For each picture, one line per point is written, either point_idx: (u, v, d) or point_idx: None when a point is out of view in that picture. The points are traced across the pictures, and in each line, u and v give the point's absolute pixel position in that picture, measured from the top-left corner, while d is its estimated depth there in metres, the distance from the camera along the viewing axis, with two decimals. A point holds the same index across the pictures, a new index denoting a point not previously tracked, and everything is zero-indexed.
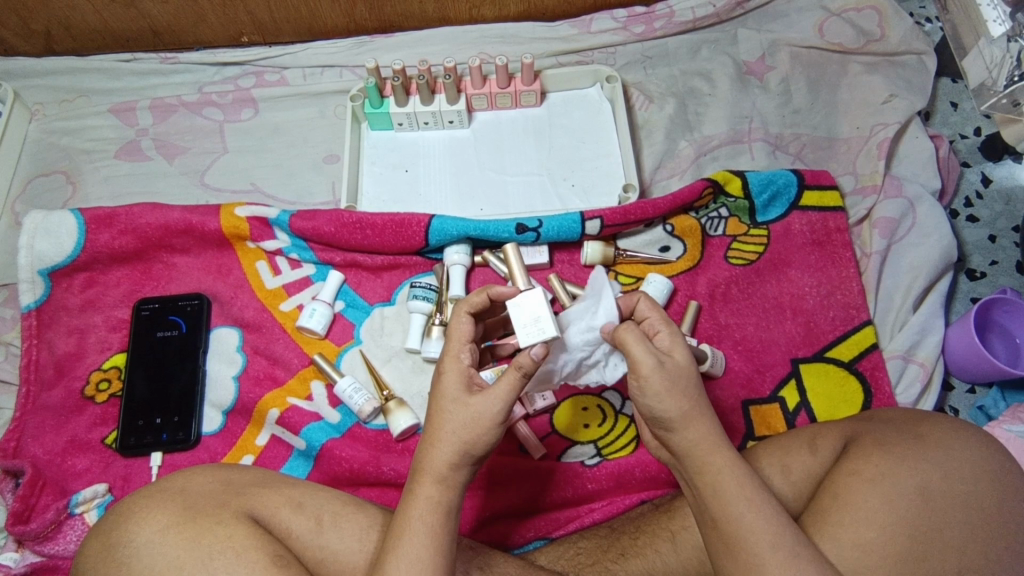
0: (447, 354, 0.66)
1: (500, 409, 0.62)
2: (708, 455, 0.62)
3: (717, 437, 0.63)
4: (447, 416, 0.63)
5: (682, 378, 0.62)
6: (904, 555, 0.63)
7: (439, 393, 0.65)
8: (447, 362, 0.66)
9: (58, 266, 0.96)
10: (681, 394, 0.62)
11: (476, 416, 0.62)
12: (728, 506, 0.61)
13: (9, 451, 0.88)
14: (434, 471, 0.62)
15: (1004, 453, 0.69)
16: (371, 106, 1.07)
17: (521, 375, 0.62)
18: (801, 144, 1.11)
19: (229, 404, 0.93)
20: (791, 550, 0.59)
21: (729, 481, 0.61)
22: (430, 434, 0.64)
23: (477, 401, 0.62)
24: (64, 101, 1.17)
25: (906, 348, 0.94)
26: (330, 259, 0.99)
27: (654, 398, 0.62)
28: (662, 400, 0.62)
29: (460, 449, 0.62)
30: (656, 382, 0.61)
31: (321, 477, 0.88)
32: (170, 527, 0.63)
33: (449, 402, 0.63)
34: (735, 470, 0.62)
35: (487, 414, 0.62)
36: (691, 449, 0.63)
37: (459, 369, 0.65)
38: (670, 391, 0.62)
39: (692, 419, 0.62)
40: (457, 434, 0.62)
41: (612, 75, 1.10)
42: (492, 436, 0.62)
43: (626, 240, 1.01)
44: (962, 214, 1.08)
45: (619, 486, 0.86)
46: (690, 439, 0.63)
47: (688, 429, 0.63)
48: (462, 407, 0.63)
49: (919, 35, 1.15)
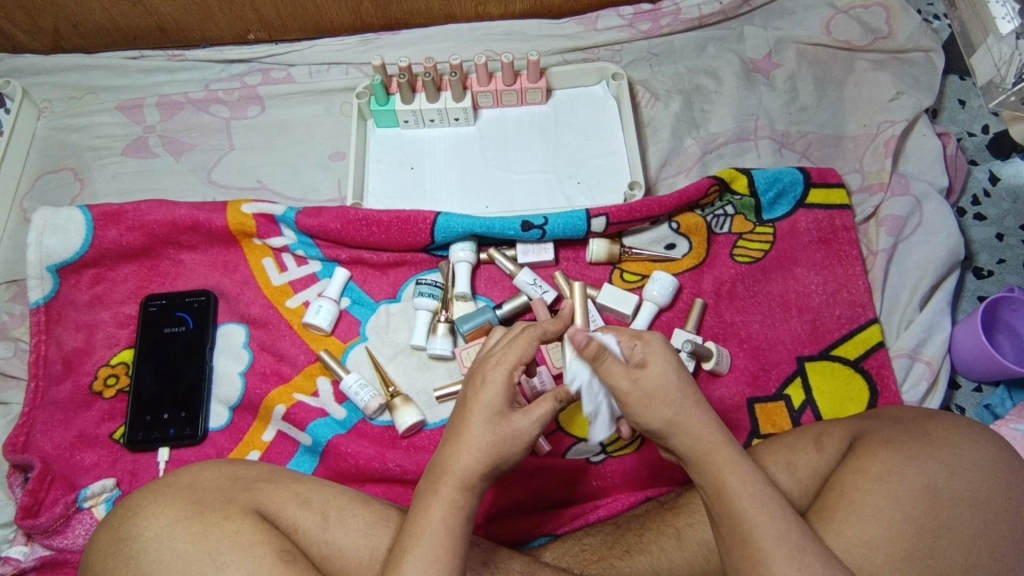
0: (500, 364, 0.66)
1: (535, 433, 0.65)
2: (709, 454, 0.62)
3: (715, 435, 0.63)
4: (485, 429, 0.64)
5: (662, 391, 0.63)
6: (911, 554, 0.63)
7: (479, 399, 0.65)
8: (498, 371, 0.65)
9: (66, 263, 0.97)
10: (664, 404, 0.63)
11: (514, 433, 0.64)
12: (732, 503, 0.61)
13: (17, 446, 0.89)
14: (461, 477, 0.62)
15: (1010, 451, 0.69)
16: (377, 104, 1.07)
17: (557, 404, 0.66)
18: (808, 142, 1.11)
19: (236, 400, 0.93)
20: (796, 545, 0.59)
21: (732, 479, 0.61)
22: (462, 437, 0.64)
23: (517, 419, 0.65)
24: (73, 98, 1.18)
25: (913, 346, 0.94)
26: (336, 257, 1.00)
27: (638, 413, 0.64)
28: (645, 415, 0.63)
29: (491, 461, 0.63)
30: (635, 401, 0.63)
31: (327, 473, 0.89)
32: (178, 522, 0.63)
33: (489, 412, 0.64)
34: (736, 467, 0.62)
35: (526, 434, 0.64)
36: (693, 448, 0.63)
37: (508, 382, 0.65)
38: (653, 406, 0.63)
39: (686, 422, 0.63)
40: (494, 446, 0.63)
41: (618, 73, 1.10)
42: (519, 454, 0.65)
43: (632, 238, 1.01)
44: (969, 212, 1.08)
45: (625, 483, 0.88)
46: (690, 440, 0.63)
47: (683, 432, 0.63)
48: (502, 421, 0.64)
49: (927, 32, 1.14)
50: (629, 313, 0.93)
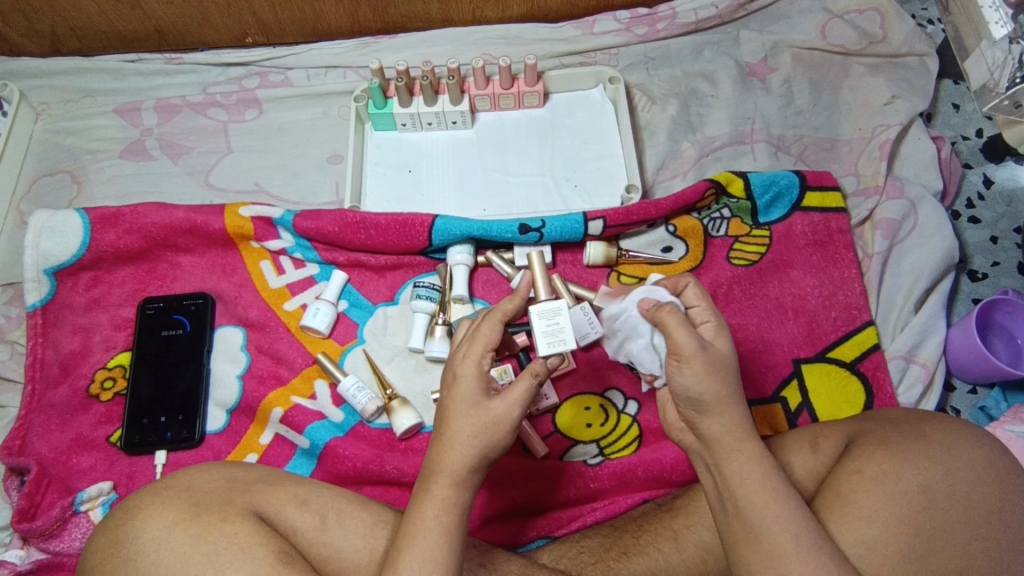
0: (467, 358, 0.66)
1: (518, 414, 0.64)
2: (739, 443, 0.63)
3: (746, 425, 0.63)
4: (464, 421, 0.64)
5: (723, 365, 0.63)
6: (907, 555, 0.64)
7: (456, 395, 0.65)
8: (466, 364, 0.66)
9: (63, 265, 0.97)
10: (721, 380, 0.62)
11: (495, 420, 0.63)
12: (753, 496, 0.61)
13: (14, 449, 0.89)
14: (451, 473, 0.63)
15: (1005, 452, 0.69)
16: (375, 107, 1.08)
17: (536, 379, 0.64)
18: (803, 145, 1.12)
19: (234, 403, 0.93)
20: (812, 544, 0.60)
21: (756, 472, 0.62)
22: (445, 435, 0.64)
23: (495, 405, 0.64)
24: (70, 101, 1.18)
25: (908, 348, 0.94)
26: (333, 259, 1.00)
27: (694, 378, 0.62)
28: (704, 385, 0.62)
29: (478, 453, 0.63)
30: (697, 369, 0.62)
31: (324, 476, 0.89)
32: (177, 524, 0.63)
33: (467, 406, 0.64)
34: (762, 462, 0.62)
35: (507, 417, 0.63)
36: (725, 435, 0.63)
37: (479, 373, 0.66)
38: (712, 379, 0.62)
39: (731, 405, 0.63)
40: (477, 437, 0.63)
41: (615, 76, 1.11)
42: (507, 441, 0.64)
43: (628, 241, 1.02)
44: (964, 215, 1.08)
45: (621, 485, 0.87)
46: (725, 429, 0.63)
47: (724, 414, 0.63)
48: (481, 411, 0.64)
49: (921, 37, 1.15)
50: None
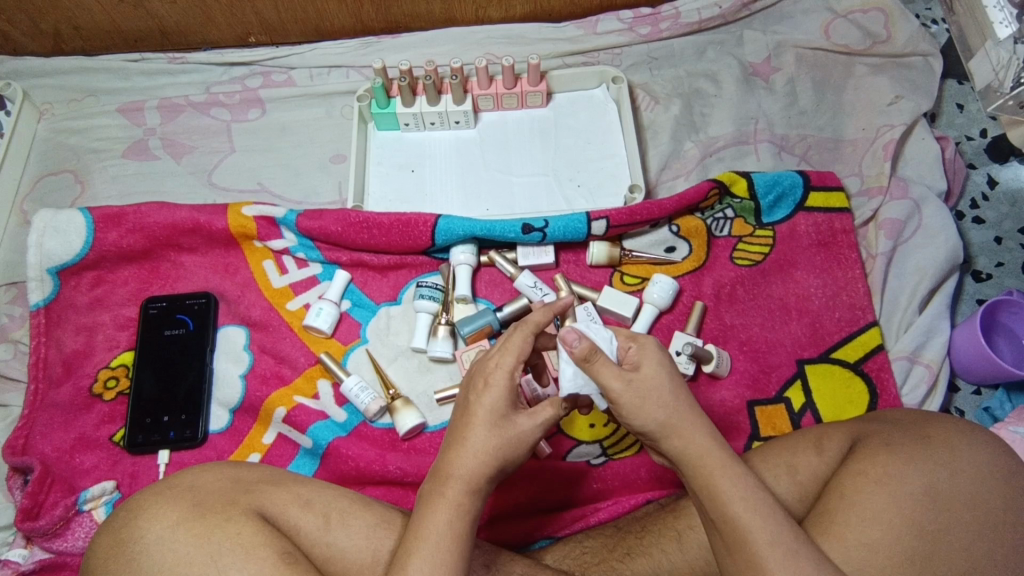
0: (500, 366, 0.66)
1: (536, 435, 0.66)
2: (700, 458, 0.63)
3: (709, 440, 0.64)
4: (491, 431, 0.64)
5: (655, 391, 0.64)
6: (913, 555, 0.63)
7: (484, 403, 0.65)
8: (500, 373, 0.65)
9: (66, 265, 0.97)
10: (658, 407, 0.64)
11: (518, 438, 0.65)
12: (723, 505, 0.61)
13: (17, 448, 0.89)
14: (468, 479, 0.63)
15: (1009, 453, 0.69)
16: (378, 107, 1.08)
17: (561, 411, 0.68)
18: (807, 145, 1.12)
19: (237, 402, 0.93)
20: (789, 548, 0.59)
21: (723, 482, 0.62)
22: (466, 442, 0.64)
23: (522, 422, 0.65)
24: (73, 100, 1.18)
25: (912, 349, 0.94)
26: (336, 259, 1.00)
27: (632, 416, 0.64)
28: (640, 418, 0.64)
29: (496, 464, 0.64)
30: (629, 402, 0.64)
31: (328, 475, 0.89)
32: (181, 523, 0.63)
33: (495, 417, 0.64)
34: (728, 471, 0.62)
35: (528, 436, 0.66)
36: (684, 453, 0.64)
37: (511, 386, 0.66)
38: (648, 407, 0.64)
39: (679, 426, 0.64)
40: (501, 449, 0.64)
41: (617, 76, 1.10)
42: (522, 455, 0.66)
43: (632, 240, 1.02)
44: (968, 216, 1.08)
45: (625, 485, 0.88)
46: (682, 445, 0.64)
47: (676, 435, 0.64)
48: (508, 426, 0.65)
49: (925, 37, 1.15)
50: (630, 315, 0.93)
